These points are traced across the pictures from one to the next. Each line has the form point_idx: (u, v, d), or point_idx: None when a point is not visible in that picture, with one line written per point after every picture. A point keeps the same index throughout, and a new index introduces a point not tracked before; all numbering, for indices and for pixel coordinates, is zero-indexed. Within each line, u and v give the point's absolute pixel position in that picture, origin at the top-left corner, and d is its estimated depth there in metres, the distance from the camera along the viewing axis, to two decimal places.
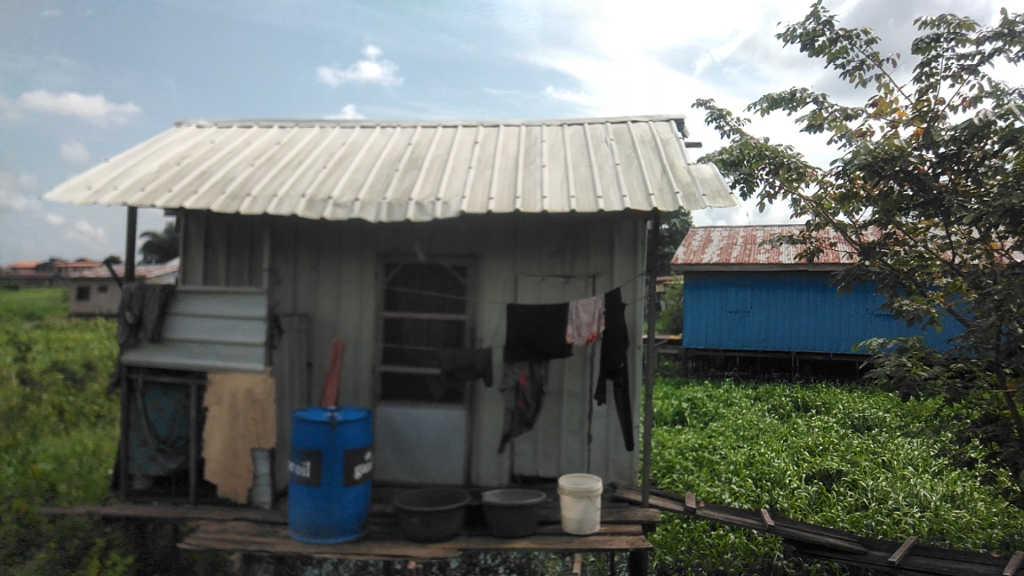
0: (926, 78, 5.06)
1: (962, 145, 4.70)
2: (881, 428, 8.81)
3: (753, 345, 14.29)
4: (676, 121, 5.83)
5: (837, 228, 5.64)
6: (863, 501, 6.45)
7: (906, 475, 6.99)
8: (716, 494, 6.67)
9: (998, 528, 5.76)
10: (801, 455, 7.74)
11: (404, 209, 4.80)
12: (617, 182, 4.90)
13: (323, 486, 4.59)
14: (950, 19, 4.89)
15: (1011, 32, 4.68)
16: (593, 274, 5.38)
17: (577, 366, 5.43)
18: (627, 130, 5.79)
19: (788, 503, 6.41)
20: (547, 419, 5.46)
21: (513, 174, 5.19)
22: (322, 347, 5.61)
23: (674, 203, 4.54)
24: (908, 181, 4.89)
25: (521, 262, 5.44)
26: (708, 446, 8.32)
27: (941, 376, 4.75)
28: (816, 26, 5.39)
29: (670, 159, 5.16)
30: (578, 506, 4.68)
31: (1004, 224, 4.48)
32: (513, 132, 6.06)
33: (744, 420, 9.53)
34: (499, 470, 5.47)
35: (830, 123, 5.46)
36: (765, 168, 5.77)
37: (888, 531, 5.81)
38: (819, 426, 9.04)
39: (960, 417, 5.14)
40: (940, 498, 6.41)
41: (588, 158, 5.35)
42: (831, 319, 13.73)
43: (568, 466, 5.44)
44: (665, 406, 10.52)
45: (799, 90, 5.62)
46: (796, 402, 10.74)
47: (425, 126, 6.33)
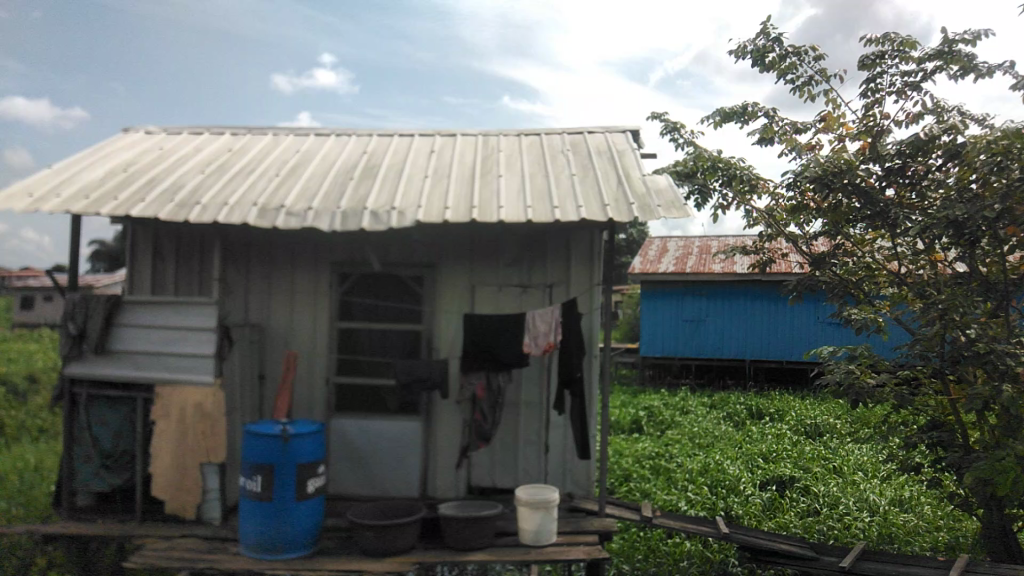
0: (872, 94, 5.18)
1: (907, 160, 4.86)
2: (832, 434, 8.99)
3: (708, 354, 14.48)
4: (631, 132, 5.88)
5: (788, 239, 5.73)
6: (815, 507, 6.57)
7: (856, 480, 7.13)
8: (672, 502, 6.71)
9: (943, 531, 5.91)
10: (755, 463, 7.84)
11: (359, 218, 4.74)
12: (573, 193, 4.92)
13: (274, 501, 4.49)
14: (893, 37, 5.03)
15: (951, 51, 4.84)
16: (550, 283, 5.38)
17: (534, 376, 5.43)
18: (584, 141, 5.82)
19: (742, 510, 6.49)
20: (504, 430, 5.43)
21: (469, 183, 5.17)
22: (274, 358, 5.51)
23: (629, 214, 4.57)
24: (856, 194, 5.01)
25: (478, 272, 5.41)
26: (664, 454, 8.38)
27: (888, 384, 4.86)
28: (766, 42, 5.49)
29: (626, 170, 5.20)
30: (534, 517, 4.66)
31: (947, 236, 4.61)
32: (470, 141, 6.04)
33: (699, 428, 9.64)
34: (455, 482, 5.42)
35: (781, 137, 5.56)
36: (718, 180, 5.83)
37: (839, 536, 5.91)
38: (772, 433, 9.17)
39: (907, 423, 5.26)
40: (888, 502, 6.55)
41: (545, 168, 5.36)
42: (783, 327, 13.98)
43: (525, 477, 5.42)
44: (622, 415, 10.55)
45: (750, 104, 5.71)
46: (750, 409, 10.89)
47: (381, 134, 6.28)
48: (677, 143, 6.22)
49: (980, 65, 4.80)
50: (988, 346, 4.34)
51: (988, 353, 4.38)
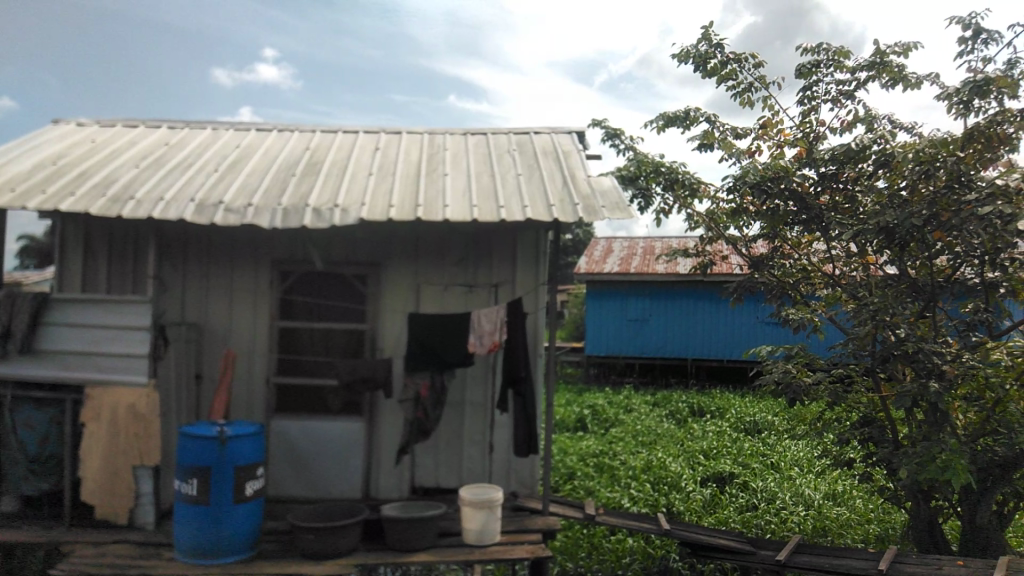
0: (808, 101, 5.32)
1: (841, 166, 5.01)
2: (770, 431, 9.22)
3: (651, 353, 14.68)
4: (577, 134, 5.91)
5: (728, 241, 5.85)
6: (753, 502, 6.73)
7: (792, 476, 7.35)
8: (615, 500, 6.77)
9: (874, 523, 6.12)
10: (696, 460, 8.00)
11: (301, 215, 4.66)
12: (519, 193, 4.92)
13: (211, 505, 4.37)
14: (829, 47, 5.18)
15: (882, 61, 5.00)
16: (495, 283, 5.38)
17: (478, 376, 5.41)
18: (530, 141, 5.84)
19: (683, 506, 6.60)
20: (448, 429, 5.41)
21: (414, 181, 5.13)
22: (211, 358, 5.37)
23: (575, 215, 4.60)
24: (792, 199, 5.16)
25: (423, 271, 5.37)
26: (608, 452, 8.46)
27: (823, 382, 5.01)
28: (708, 49, 5.58)
29: (571, 170, 5.24)
30: (478, 516, 4.65)
31: (878, 241, 4.77)
32: (415, 139, 5.99)
33: (642, 426, 9.78)
34: (398, 483, 5.37)
35: (720, 142, 5.67)
36: (660, 185, 5.91)
37: (776, 530, 6.07)
38: (713, 431, 9.35)
39: (840, 419, 5.43)
40: (822, 496, 6.75)
41: (491, 167, 5.35)
42: (723, 327, 14.28)
43: (469, 476, 5.40)
44: (567, 413, 10.60)
45: (692, 109, 5.81)
46: (692, 407, 11.09)
47: (325, 130, 6.18)
48: (618, 149, 6.22)
49: (910, 75, 4.98)
50: (917, 346, 4.51)
51: (916, 352, 4.54)
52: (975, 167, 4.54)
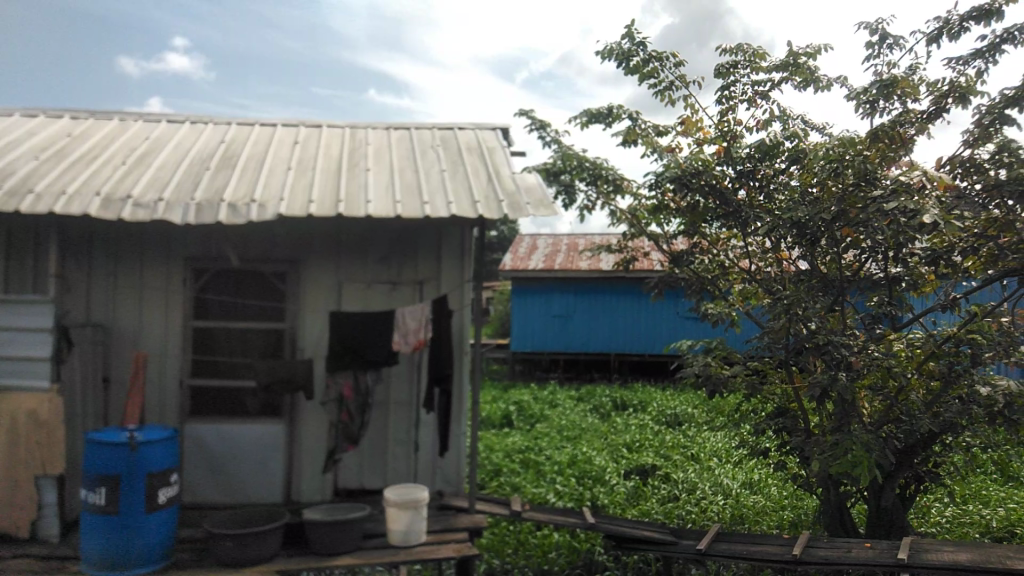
0: (726, 101, 5.47)
1: (757, 163, 5.18)
2: (690, 423, 9.50)
3: (575, 348, 14.84)
4: (501, 130, 5.89)
5: (649, 238, 5.94)
6: (674, 492, 6.88)
7: (711, 466, 7.59)
8: (541, 495, 6.80)
9: (788, 510, 6.35)
10: (620, 453, 8.14)
11: (215, 211, 4.49)
12: (443, 188, 4.88)
13: (121, 514, 4.17)
14: (746, 48, 5.33)
15: (796, 62, 5.18)
16: (419, 280, 5.32)
17: (403, 375, 5.34)
18: (453, 136, 5.79)
19: (608, 499, 6.68)
20: (372, 430, 5.32)
21: (335, 177, 5.01)
22: (120, 360, 5.12)
23: (499, 211, 4.60)
24: (711, 195, 5.32)
25: (345, 269, 5.26)
26: (533, 448, 8.50)
27: (741, 375, 5.17)
28: (630, 46, 5.66)
29: (495, 167, 5.22)
30: (403, 517, 4.59)
31: (791, 236, 4.96)
32: (336, 133, 5.86)
33: (567, 421, 9.88)
34: (321, 485, 5.26)
35: (643, 139, 5.76)
36: (584, 181, 5.92)
37: (696, 520, 6.21)
38: (635, 424, 9.52)
39: (757, 410, 5.60)
40: (739, 485, 6.98)
41: (414, 163, 5.28)
42: (645, 322, 14.59)
43: (394, 477, 5.34)
44: (493, 410, 10.56)
45: (615, 106, 5.88)
46: (615, 401, 11.27)
47: (241, 123, 5.97)
48: (543, 141, 6.15)
49: (821, 77, 5.18)
50: (827, 338, 4.69)
51: (826, 344, 4.71)
52: (879, 165, 4.72)
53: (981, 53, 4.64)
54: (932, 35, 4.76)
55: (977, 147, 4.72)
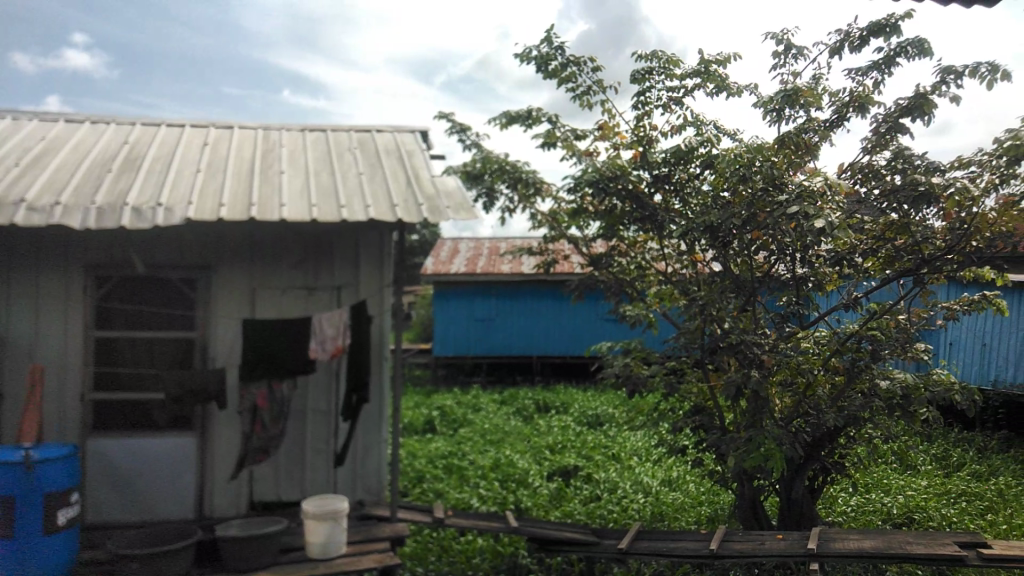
0: (642, 106, 5.57)
1: (672, 167, 5.32)
2: (610, 423, 9.66)
3: (498, 352, 14.85)
4: (420, 133, 5.83)
5: (570, 241, 6.00)
6: (597, 493, 6.97)
7: (632, 465, 7.75)
8: (464, 500, 6.74)
9: (705, 505, 6.53)
10: (542, 455, 8.19)
11: (118, 215, 4.28)
12: (361, 192, 4.80)
13: (17, 538, 3.92)
14: (660, 56, 5.46)
15: (707, 70, 5.33)
16: (337, 285, 5.21)
17: (321, 384, 5.25)
18: (371, 139, 5.70)
19: (531, 502, 6.70)
20: (289, 441, 5.19)
21: (248, 179, 4.86)
22: (15, 374, 4.81)
23: (418, 215, 4.56)
24: (629, 199, 5.43)
25: (259, 274, 5.10)
26: (456, 453, 8.44)
27: (659, 374, 5.28)
28: (548, 50, 5.70)
29: (414, 170, 5.16)
30: (322, 529, 4.48)
31: (705, 238, 5.13)
32: (248, 135, 5.67)
33: (491, 425, 9.87)
34: (235, 499, 5.08)
35: (562, 142, 5.81)
36: (504, 184, 5.91)
37: (618, 519, 6.29)
38: (558, 425, 9.60)
39: (675, 409, 5.72)
40: (659, 483, 7.15)
41: (330, 165, 5.18)
42: (565, 325, 14.75)
43: (313, 489, 5.22)
44: (416, 416, 10.42)
45: (534, 109, 5.91)
46: (538, 403, 11.31)
47: (146, 123, 5.71)
48: (463, 144, 6.12)
49: (732, 84, 5.35)
50: (739, 338, 4.85)
51: (739, 343, 4.87)
52: (786, 171, 4.91)
53: (878, 65, 4.89)
54: (834, 47, 4.98)
55: (875, 153, 4.96)
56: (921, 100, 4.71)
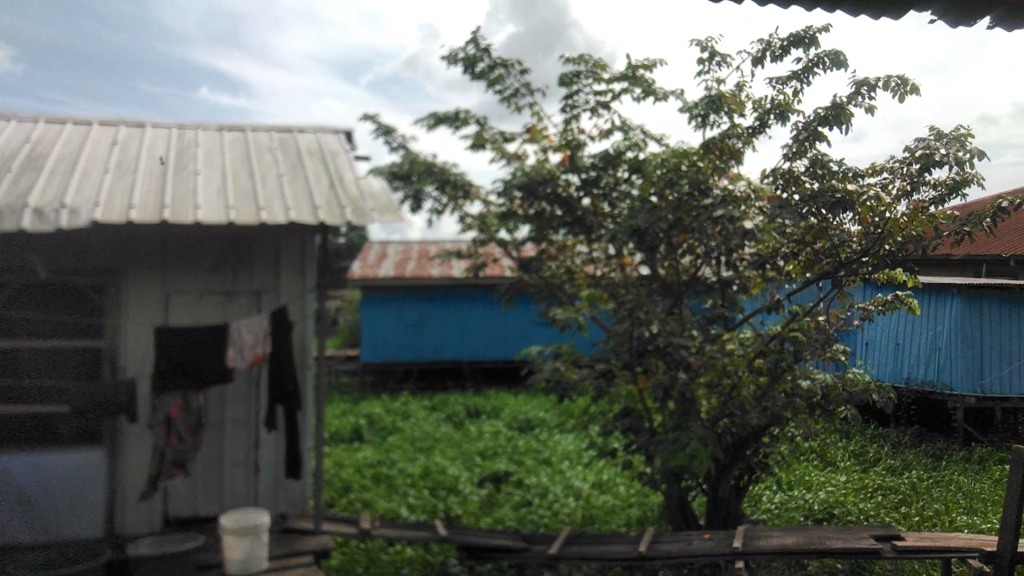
0: (570, 109, 5.58)
1: (600, 172, 5.37)
2: (541, 427, 9.67)
3: (428, 357, 14.70)
4: (345, 134, 5.67)
5: (499, 244, 5.94)
6: (527, 498, 6.93)
7: (562, 468, 7.76)
8: (393, 509, 6.60)
9: (634, 507, 6.57)
10: (473, 461, 8.11)
11: (17, 218, 4.09)
12: (281, 194, 4.63)
13: None
14: (588, 60, 5.47)
15: (633, 75, 5.38)
16: (257, 290, 5.17)
17: (241, 394, 5.20)
18: (293, 140, 5.49)
19: (461, 509, 6.61)
20: (206, 453, 5.15)
21: (161, 180, 4.66)
22: None
23: (341, 218, 4.45)
24: (557, 203, 5.50)
25: (174, 281, 5.01)
26: (385, 461, 8.27)
27: (589, 378, 5.28)
28: (475, 52, 5.65)
29: (338, 171, 5.01)
30: (242, 545, 4.31)
31: (632, 242, 5.13)
32: (161, 133, 5.38)
33: (420, 431, 9.72)
34: (149, 516, 4.95)
35: (491, 144, 5.76)
36: (432, 186, 5.81)
37: (548, 523, 6.25)
38: (489, 430, 9.53)
39: (604, 412, 5.74)
40: (589, 486, 7.17)
41: (249, 166, 4.98)
42: (496, 329, 14.71)
43: (231, 501, 5.20)
44: (343, 424, 10.15)
45: (462, 111, 5.85)
46: (469, 408, 11.21)
47: (48, 119, 5.34)
48: (390, 146, 6.00)
49: (658, 89, 5.40)
50: (667, 341, 4.92)
51: (666, 346, 4.94)
52: (710, 175, 4.98)
53: (798, 74, 5.02)
54: (756, 56, 5.09)
55: (795, 160, 5.09)
56: (838, 109, 4.85)
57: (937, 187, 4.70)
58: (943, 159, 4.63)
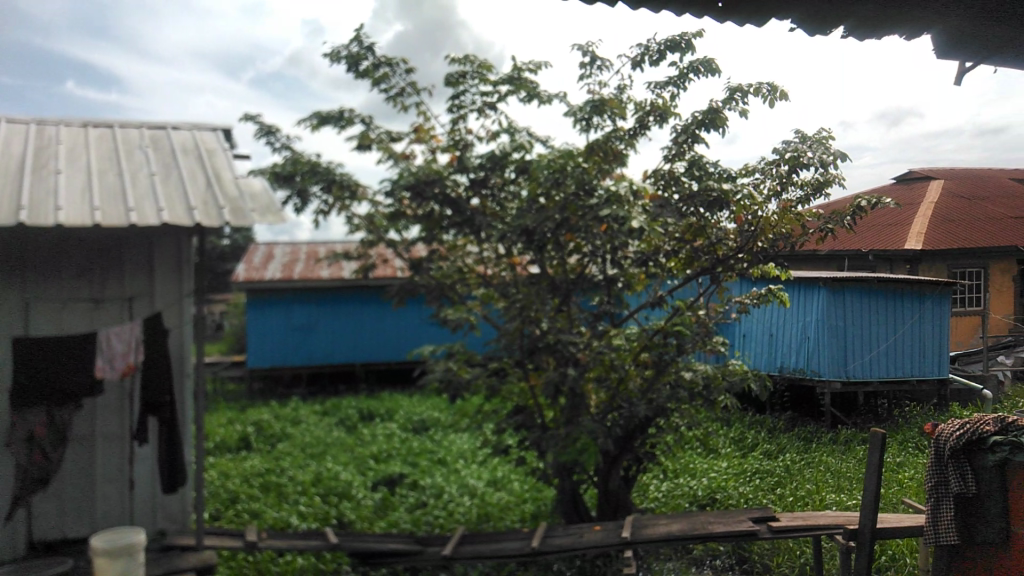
0: (457, 109, 5.58)
1: (488, 172, 5.41)
2: (436, 427, 9.66)
3: (319, 361, 14.34)
4: (223, 131, 5.43)
5: (388, 244, 5.81)
6: (423, 499, 6.89)
7: (457, 468, 7.77)
8: (283, 519, 6.39)
9: (528, 502, 6.66)
10: (367, 465, 7.99)
11: None
12: (153, 194, 4.41)
13: None
14: (474, 60, 5.49)
15: (519, 77, 5.44)
16: (128, 296, 4.97)
17: (111, 405, 4.94)
18: (166, 137, 5.22)
19: (355, 515, 6.50)
20: (74, 470, 4.85)
21: (16, 180, 4.31)
22: None
23: (219, 219, 4.30)
24: (446, 203, 5.46)
25: (35, 286, 4.65)
26: (274, 469, 7.98)
27: (481, 377, 5.30)
28: (359, 50, 5.56)
29: (215, 170, 4.81)
30: (116, 566, 4.06)
31: (521, 242, 5.25)
32: (17, 129, 4.96)
33: (311, 437, 9.47)
34: (10, 540, 4.52)
35: (377, 144, 5.68)
36: (317, 186, 5.66)
37: (443, 524, 6.24)
38: (383, 433, 9.41)
39: (497, 410, 5.79)
40: (484, 484, 7.21)
41: (118, 164, 4.69)
42: (390, 330, 14.55)
43: (105, 520, 4.97)
44: (229, 433, 9.72)
45: (347, 110, 5.73)
46: (362, 411, 11.03)
47: None
48: (273, 146, 5.80)
49: (542, 92, 5.49)
50: (556, 338, 5.03)
51: (556, 343, 5.05)
52: (595, 176, 5.09)
53: (674, 79, 5.22)
54: (636, 60, 5.25)
55: (674, 162, 5.28)
56: (714, 114, 5.08)
57: (803, 187, 5.01)
58: (809, 161, 4.94)
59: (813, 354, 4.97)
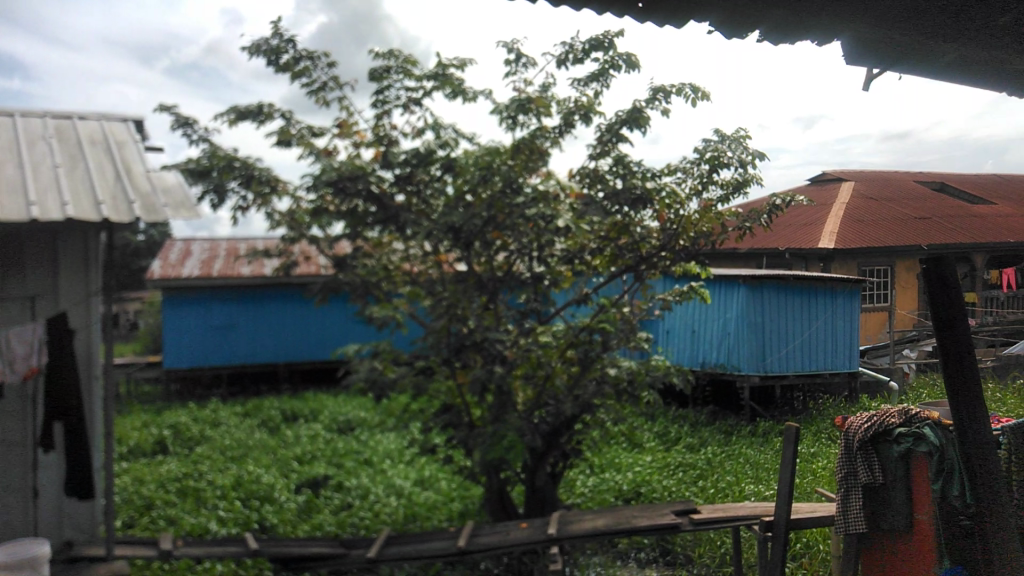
0: (381, 105, 5.50)
1: (414, 168, 5.33)
2: (361, 427, 9.52)
3: (240, 360, 13.92)
4: (134, 122, 5.19)
5: (311, 241, 5.67)
6: (348, 500, 6.77)
7: (383, 468, 7.68)
8: (200, 525, 6.16)
9: (456, 501, 6.64)
10: (290, 467, 7.79)
11: None
12: (57, 188, 4.18)
13: None
14: (398, 55, 5.42)
15: (444, 73, 5.39)
16: (30, 295, 4.71)
17: (13, 411, 4.66)
18: (72, 127, 4.95)
19: (277, 518, 6.33)
20: None
21: None
22: None
23: (128, 214, 4.11)
24: (370, 200, 5.37)
25: None
26: (192, 474, 7.69)
27: (407, 376, 5.24)
28: (278, 42, 5.42)
29: (126, 163, 4.60)
30: None
31: (447, 239, 5.20)
32: None
33: (231, 440, 9.17)
34: None
35: (298, 139, 5.54)
36: (235, 181, 5.47)
37: (369, 525, 6.14)
38: (306, 435, 9.20)
39: (423, 409, 5.73)
40: (411, 484, 7.15)
41: (18, 156, 4.43)
42: (314, 328, 14.28)
43: (6, 532, 4.70)
44: (143, 437, 9.31)
45: (266, 104, 5.57)
46: (284, 412, 10.78)
47: None
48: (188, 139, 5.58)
49: (467, 89, 5.46)
50: (483, 336, 5.02)
51: (483, 341, 5.03)
52: (521, 174, 5.09)
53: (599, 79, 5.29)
54: (560, 59, 5.29)
55: (599, 161, 5.34)
56: (637, 114, 5.16)
57: (723, 186, 5.14)
58: (727, 162, 5.08)
59: (733, 349, 5.40)
